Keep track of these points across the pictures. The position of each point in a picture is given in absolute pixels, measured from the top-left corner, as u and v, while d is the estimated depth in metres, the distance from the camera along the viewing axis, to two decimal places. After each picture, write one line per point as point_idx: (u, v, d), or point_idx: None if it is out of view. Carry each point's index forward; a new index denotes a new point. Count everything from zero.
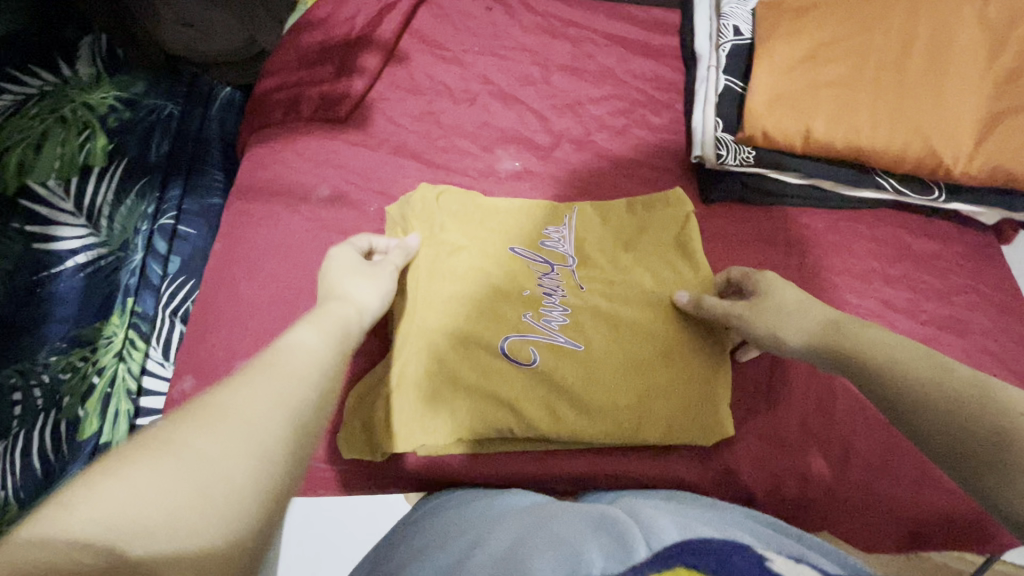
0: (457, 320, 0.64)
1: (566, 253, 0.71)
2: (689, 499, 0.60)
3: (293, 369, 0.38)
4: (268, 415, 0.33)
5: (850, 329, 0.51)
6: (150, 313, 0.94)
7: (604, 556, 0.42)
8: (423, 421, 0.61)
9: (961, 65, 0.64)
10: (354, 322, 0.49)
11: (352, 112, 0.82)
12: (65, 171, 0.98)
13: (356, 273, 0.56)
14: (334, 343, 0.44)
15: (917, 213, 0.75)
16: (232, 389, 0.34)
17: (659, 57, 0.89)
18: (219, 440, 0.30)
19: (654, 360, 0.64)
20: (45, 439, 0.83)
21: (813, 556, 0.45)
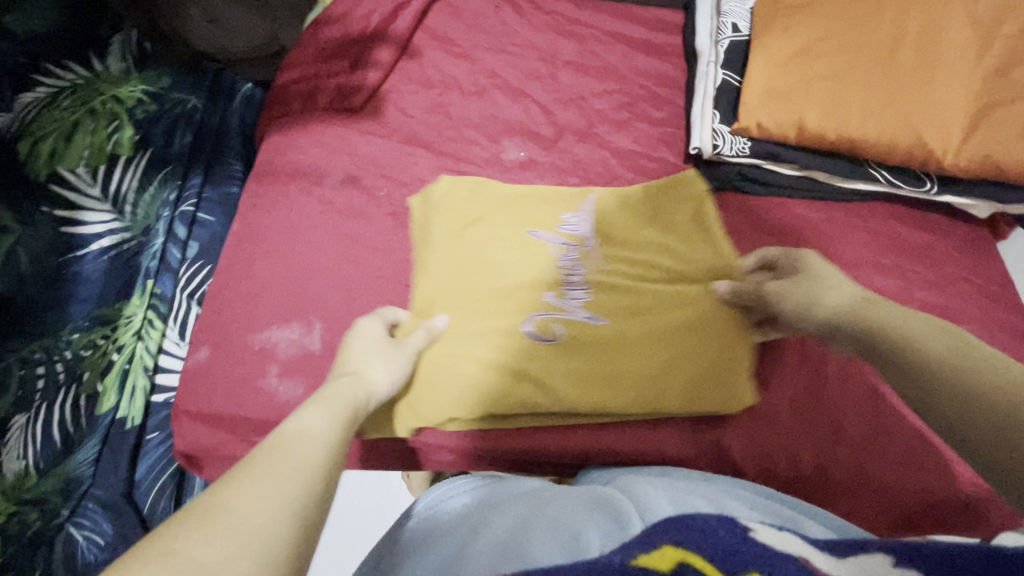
0: (483, 301, 0.67)
1: (584, 234, 0.72)
2: (682, 475, 0.61)
3: (292, 455, 0.38)
4: (269, 511, 0.33)
5: (877, 308, 0.49)
6: (168, 295, 0.99)
7: (603, 536, 0.48)
8: (452, 397, 0.64)
9: (951, 58, 0.67)
10: (356, 402, 0.49)
11: (365, 103, 0.87)
12: (95, 160, 1.04)
13: (381, 359, 0.57)
14: (338, 426, 0.44)
15: (910, 206, 0.77)
16: (232, 489, 0.33)
17: (661, 55, 0.93)
18: (219, 542, 0.30)
19: (654, 337, 0.66)
20: (65, 412, 0.86)
21: (797, 524, 0.51)
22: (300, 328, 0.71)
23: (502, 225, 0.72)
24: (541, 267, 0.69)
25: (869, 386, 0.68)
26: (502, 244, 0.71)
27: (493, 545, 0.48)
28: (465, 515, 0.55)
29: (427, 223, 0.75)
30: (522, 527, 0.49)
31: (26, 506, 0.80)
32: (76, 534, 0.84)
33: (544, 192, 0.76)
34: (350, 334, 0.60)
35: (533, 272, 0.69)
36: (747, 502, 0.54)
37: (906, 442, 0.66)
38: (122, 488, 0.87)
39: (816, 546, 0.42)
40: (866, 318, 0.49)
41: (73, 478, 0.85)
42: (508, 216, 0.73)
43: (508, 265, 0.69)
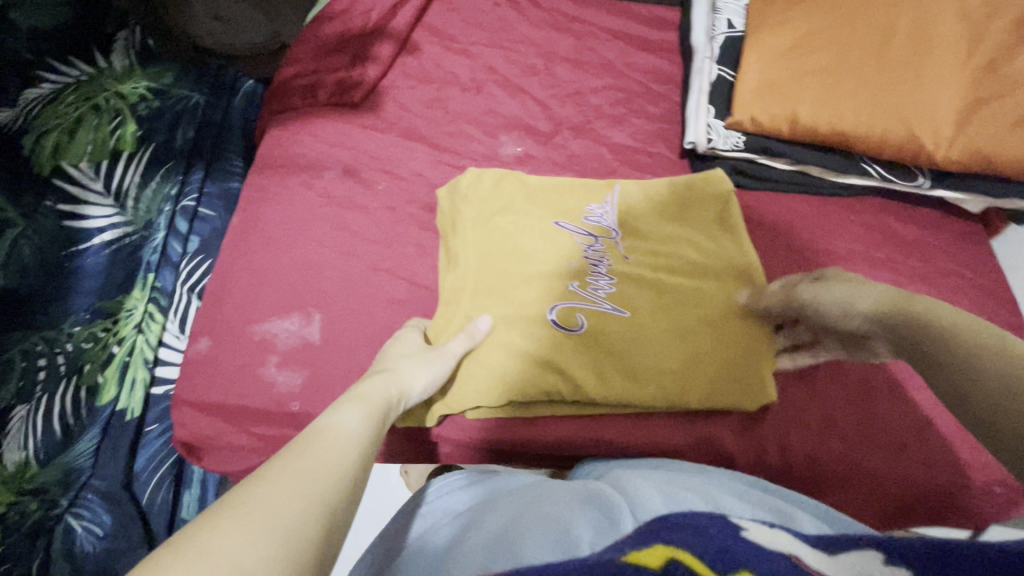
0: (507, 289, 0.68)
1: (609, 225, 0.73)
2: (675, 467, 0.61)
3: (326, 454, 0.38)
4: (301, 509, 0.33)
5: (911, 302, 0.50)
6: (169, 288, 0.99)
7: (592, 532, 0.46)
8: (475, 384, 0.64)
9: (941, 53, 0.68)
10: (386, 402, 0.51)
11: (365, 98, 0.87)
12: (97, 155, 1.05)
13: (420, 365, 0.58)
14: (370, 430, 0.45)
15: (902, 201, 0.78)
16: (264, 489, 0.33)
17: (657, 52, 0.93)
18: (255, 536, 0.30)
19: (647, 331, 0.67)
20: (65, 403, 0.86)
21: (796, 518, 0.49)
22: (299, 319, 0.72)
23: (528, 214, 0.73)
24: (568, 256, 0.70)
25: (862, 378, 0.69)
26: (498, 235, 0.72)
27: (486, 540, 0.47)
28: (469, 512, 0.55)
29: (453, 213, 0.75)
30: (515, 522, 0.48)
31: (26, 496, 0.80)
32: (75, 524, 0.83)
33: (569, 185, 0.76)
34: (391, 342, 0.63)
35: (530, 263, 0.69)
36: (743, 496, 0.53)
37: (897, 434, 0.67)
38: (121, 480, 0.86)
39: (808, 544, 0.41)
40: (902, 309, 0.50)
41: (72, 469, 0.85)
42: (528, 206, 0.74)
43: (533, 255, 0.70)
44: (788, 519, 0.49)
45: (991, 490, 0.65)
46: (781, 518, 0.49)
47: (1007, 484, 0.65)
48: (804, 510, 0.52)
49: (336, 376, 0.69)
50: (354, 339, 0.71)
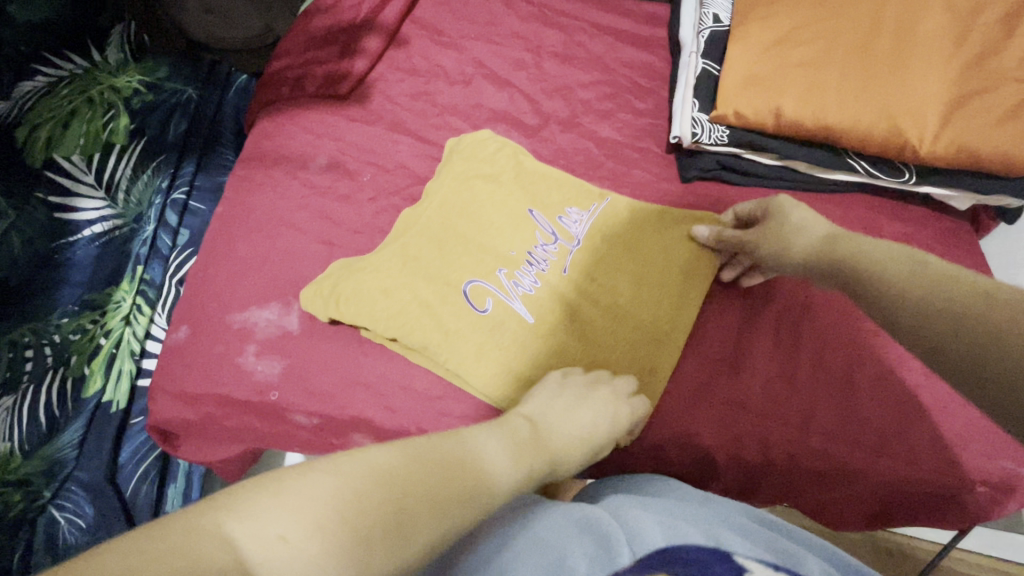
0: (458, 261, 0.70)
1: (576, 234, 0.73)
2: (678, 492, 0.59)
3: (461, 465, 0.42)
4: (426, 485, 0.39)
5: (843, 242, 0.56)
6: (157, 281, 0.99)
7: (588, 559, 0.44)
8: (400, 313, 0.66)
9: (925, 48, 0.70)
10: (530, 431, 0.52)
11: (353, 90, 0.87)
12: (89, 147, 1.02)
13: (580, 404, 0.57)
14: (510, 461, 0.47)
15: (889, 198, 0.78)
16: (407, 453, 0.41)
17: (646, 47, 0.93)
18: (380, 490, 0.37)
19: (614, 335, 0.67)
20: (50, 397, 0.84)
21: (801, 556, 0.47)
22: (278, 308, 0.71)
23: (507, 198, 0.74)
24: (517, 249, 0.71)
25: (842, 374, 0.68)
26: (473, 226, 0.72)
27: (475, 564, 0.46)
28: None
29: (444, 168, 0.78)
30: (511, 548, 0.46)
31: (12, 486, 0.78)
32: (59, 516, 0.82)
33: (545, 178, 0.77)
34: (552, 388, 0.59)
35: (490, 261, 0.70)
36: (746, 531, 0.51)
37: (881, 432, 0.66)
38: (105, 472, 0.85)
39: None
40: (835, 246, 0.57)
41: (56, 461, 0.83)
42: (498, 205, 0.74)
43: (495, 237, 0.72)
44: (793, 559, 0.47)
45: (974, 490, 0.64)
46: (787, 559, 0.46)
47: (991, 484, 0.64)
48: (812, 554, 0.49)
49: (310, 366, 0.68)
50: (332, 329, 0.71)
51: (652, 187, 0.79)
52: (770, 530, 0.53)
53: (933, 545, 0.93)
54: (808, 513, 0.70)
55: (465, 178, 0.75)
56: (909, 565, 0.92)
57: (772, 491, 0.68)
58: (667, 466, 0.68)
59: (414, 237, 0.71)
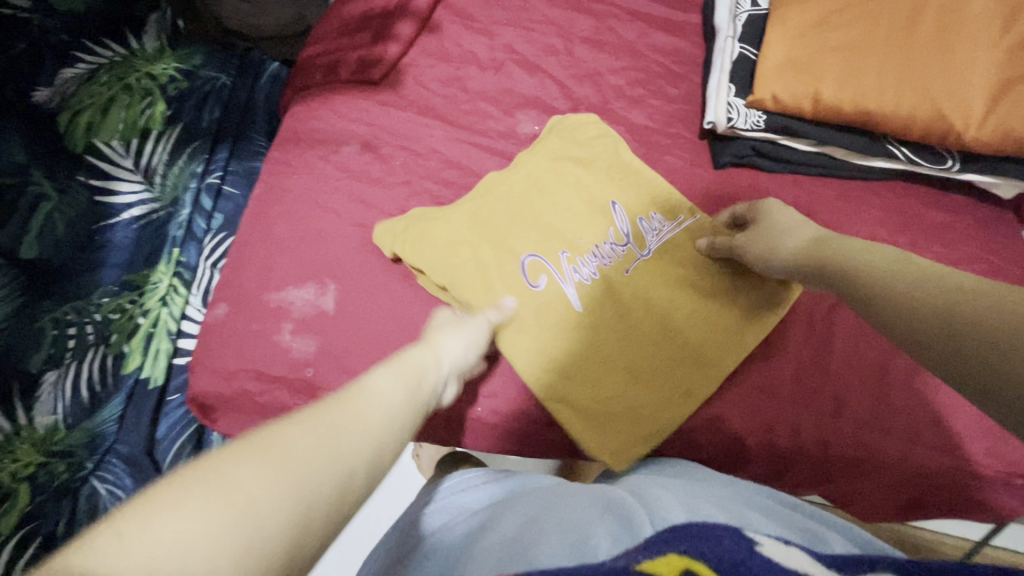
0: (513, 236, 0.70)
1: (648, 243, 0.70)
2: (704, 476, 0.60)
3: (355, 410, 0.37)
4: (322, 440, 0.33)
5: (833, 244, 0.55)
6: (192, 263, 1.03)
7: (610, 540, 0.44)
8: (453, 271, 0.68)
9: (971, 32, 0.68)
10: (429, 371, 0.49)
11: (385, 76, 0.88)
12: (128, 133, 1.04)
13: (454, 328, 0.58)
14: (407, 395, 0.43)
15: (927, 186, 0.77)
16: (304, 427, 0.34)
17: (679, 32, 0.92)
18: (262, 477, 0.30)
19: (663, 330, 0.66)
20: (92, 371, 0.88)
21: (824, 535, 0.48)
22: (314, 288, 0.73)
23: (587, 187, 0.73)
24: (577, 235, 0.70)
25: (875, 363, 0.67)
26: (512, 206, 0.72)
27: (498, 541, 0.46)
28: (482, 511, 0.56)
29: (539, 142, 0.79)
30: (530, 525, 0.47)
31: (55, 457, 0.81)
32: (99, 487, 0.84)
33: (605, 163, 0.75)
34: (428, 323, 0.61)
35: (552, 237, 0.70)
36: (767, 511, 0.52)
37: (916, 422, 0.65)
38: (144, 445, 0.89)
39: (824, 562, 0.37)
40: (825, 246, 0.55)
41: (98, 433, 0.87)
42: (538, 187, 0.73)
43: (553, 219, 0.71)
44: (820, 538, 0.47)
45: (1011, 482, 0.64)
46: (814, 538, 0.47)
47: None
48: (836, 533, 0.50)
49: (344, 344, 0.71)
50: (367, 309, 0.72)
51: (684, 173, 0.78)
52: (794, 511, 0.53)
53: (961, 541, 0.92)
54: (838, 502, 0.70)
55: (549, 151, 0.76)
56: None
57: (804, 481, 0.67)
58: (696, 452, 0.68)
59: (480, 198, 0.73)
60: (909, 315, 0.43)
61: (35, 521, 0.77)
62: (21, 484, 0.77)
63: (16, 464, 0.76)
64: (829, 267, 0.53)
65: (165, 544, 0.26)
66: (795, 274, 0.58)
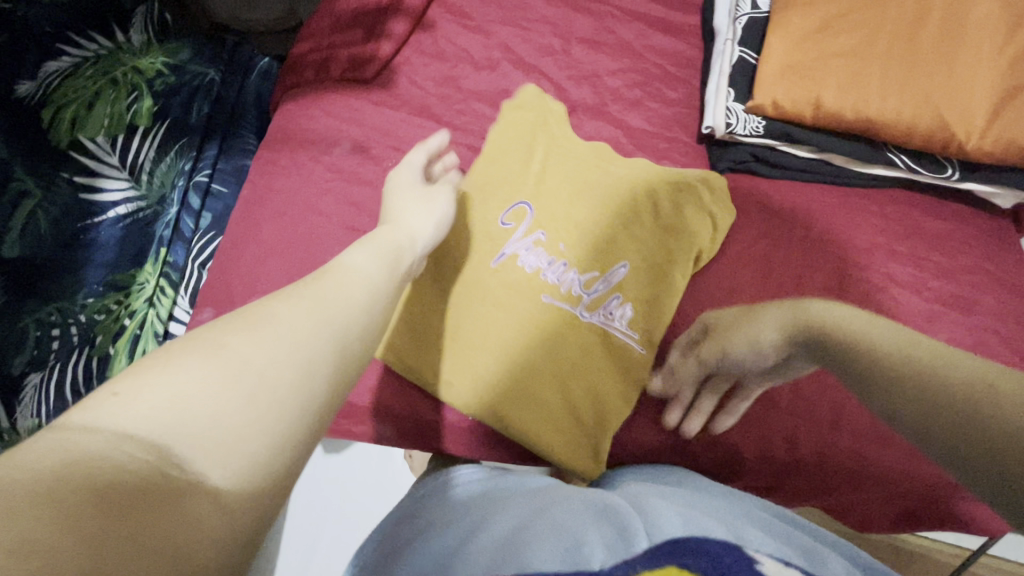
0: (542, 217, 0.70)
1: (592, 317, 0.67)
2: (700, 485, 0.59)
3: (333, 288, 0.39)
4: (307, 310, 0.35)
5: (814, 315, 0.46)
6: (180, 264, 1.02)
7: (603, 549, 0.42)
8: (493, 207, 0.71)
9: (976, 38, 0.67)
10: (403, 243, 0.53)
11: (378, 75, 0.86)
12: (114, 128, 0.99)
13: (424, 203, 0.62)
14: (385, 268, 0.46)
15: (927, 194, 0.76)
16: (288, 300, 0.36)
17: (678, 33, 0.91)
18: (257, 344, 0.31)
19: (588, 364, 0.66)
20: (76, 376, 0.86)
21: (824, 551, 0.46)
22: None
23: (602, 213, 0.70)
24: (557, 238, 0.69)
25: None
26: (486, 209, 0.71)
27: (488, 544, 0.45)
28: (473, 508, 0.55)
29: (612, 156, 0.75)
30: (522, 530, 0.46)
31: None
32: None
33: (608, 175, 0.71)
34: (388, 184, 0.66)
35: (550, 222, 0.70)
36: (764, 525, 0.50)
37: None
38: None
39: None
40: (804, 320, 0.47)
41: None
42: (574, 186, 0.71)
43: (578, 217, 0.70)
44: (817, 553, 0.46)
45: None
46: (813, 552, 0.46)
47: None
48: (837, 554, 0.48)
49: None
50: None
51: None
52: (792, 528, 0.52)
53: (955, 548, 0.92)
54: (832, 512, 0.69)
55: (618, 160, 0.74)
56: (928, 568, 0.92)
57: (799, 493, 0.67)
58: (692, 463, 0.67)
59: (540, 163, 0.73)
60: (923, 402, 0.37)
61: None
62: None
63: None
64: (832, 341, 0.44)
65: (173, 399, 0.28)
66: (790, 356, 0.49)
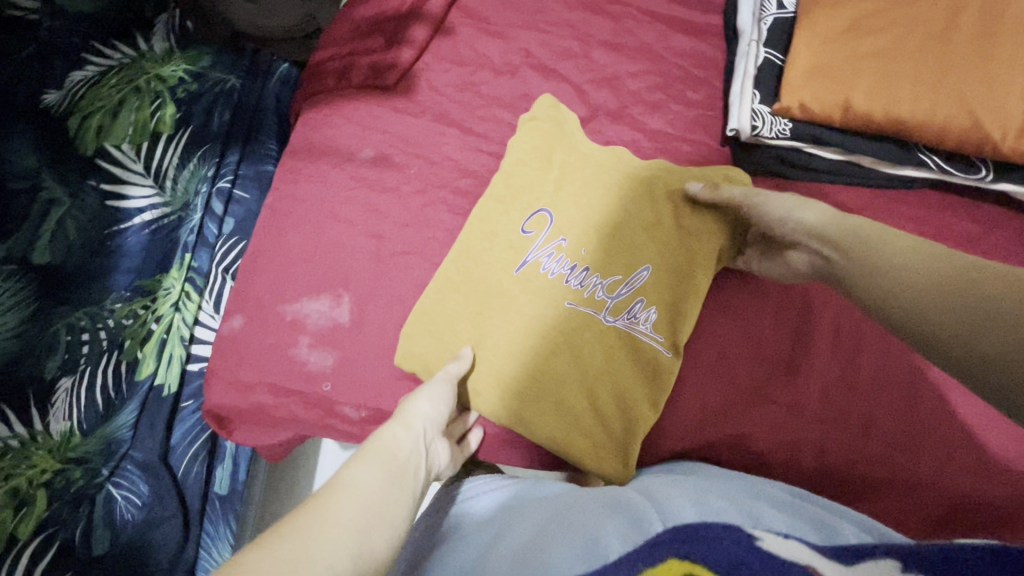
0: (563, 220, 0.70)
1: (617, 322, 0.66)
2: (712, 474, 0.60)
3: (320, 523, 0.37)
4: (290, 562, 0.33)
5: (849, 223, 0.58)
6: (204, 269, 1.00)
7: (620, 539, 0.43)
8: (511, 214, 0.72)
9: (1013, 36, 0.65)
10: (403, 447, 0.51)
11: (399, 81, 0.86)
12: (138, 136, 1.01)
13: (420, 393, 0.61)
14: (382, 485, 0.44)
15: (959, 196, 0.74)
16: (271, 549, 0.34)
17: (699, 34, 0.90)
18: None
19: (609, 367, 0.66)
20: (107, 378, 0.87)
21: (836, 522, 0.48)
22: (329, 300, 0.72)
23: (621, 211, 0.69)
24: (578, 243, 0.69)
25: (905, 381, 0.66)
26: (504, 216, 0.72)
27: (509, 552, 0.45)
28: (492, 521, 0.54)
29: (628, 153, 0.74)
30: (542, 535, 0.46)
31: (71, 463, 0.81)
32: (114, 493, 0.84)
33: (625, 177, 0.71)
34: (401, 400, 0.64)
35: (569, 226, 0.70)
36: (777, 503, 0.51)
37: (946, 443, 0.64)
38: (158, 451, 0.87)
39: (825, 554, 0.38)
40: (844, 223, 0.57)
41: (113, 440, 0.86)
42: (590, 185, 0.71)
43: (599, 215, 0.69)
44: (827, 525, 0.47)
45: None
46: (824, 525, 0.47)
47: None
48: (846, 522, 0.49)
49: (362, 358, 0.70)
50: (383, 322, 0.72)
51: None
52: (803, 502, 0.53)
53: None
54: None
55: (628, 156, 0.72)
56: None
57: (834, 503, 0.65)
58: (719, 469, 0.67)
59: (555, 164, 0.74)
60: (908, 267, 0.49)
61: (52, 527, 0.78)
62: (37, 490, 0.77)
63: (32, 470, 0.77)
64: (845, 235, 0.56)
65: None
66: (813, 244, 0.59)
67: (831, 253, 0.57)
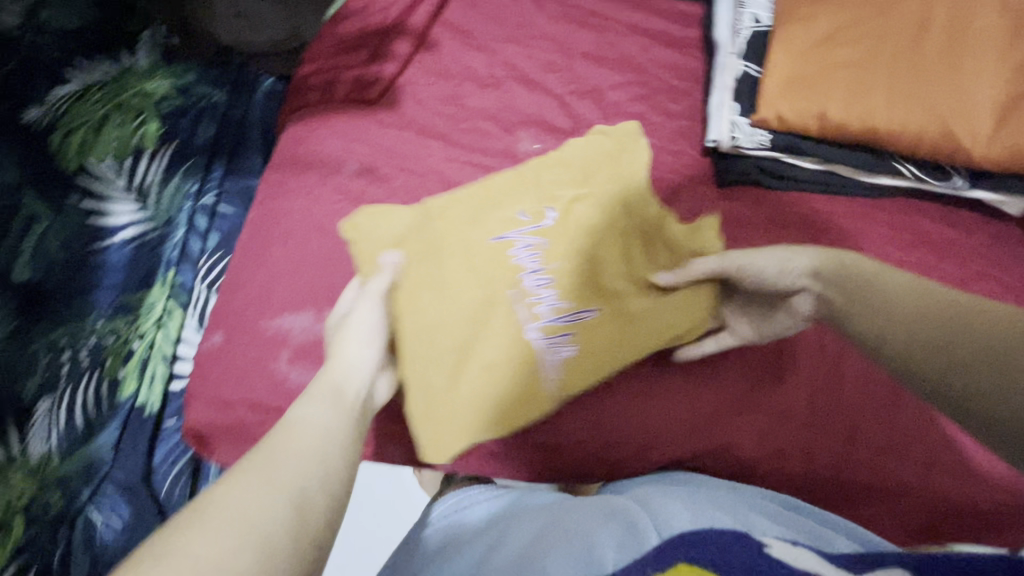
0: (563, 221, 0.68)
1: (538, 347, 0.64)
2: (703, 483, 0.60)
3: (283, 453, 0.41)
4: (259, 495, 0.37)
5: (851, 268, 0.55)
6: (189, 285, 0.95)
7: (616, 547, 0.43)
8: (515, 199, 0.71)
9: (980, 47, 0.67)
10: (351, 378, 0.53)
11: (382, 95, 0.87)
12: (121, 152, 1.02)
13: (361, 308, 0.59)
14: (337, 413, 0.48)
15: (935, 202, 0.76)
16: (237, 487, 0.37)
17: (680, 47, 0.91)
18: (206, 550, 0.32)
19: (586, 362, 0.64)
20: (87, 399, 0.85)
21: (829, 534, 0.49)
22: (312, 314, 0.72)
23: (612, 218, 0.68)
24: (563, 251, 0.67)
25: (891, 387, 0.67)
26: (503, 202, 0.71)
27: (505, 562, 0.46)
28: (485, 529, 0.54)
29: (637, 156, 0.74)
30: (537, 543, 0.46)
31: (50, 487, 0.79)
32: (94, 518, 0.81)
33: (622, 186, 0.70)
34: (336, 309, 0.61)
35: (567, 231, 0.68)
36: (771, 512, 0.51)
37: (931, 450, 0.65)
38: (140, 472, 0.84)
39: (835, 563, 0.40)
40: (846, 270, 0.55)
41: (93, 462, 0.83)
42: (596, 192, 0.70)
43: (597, 221, 0.68)
44: (821, 538, 0.49)
45: None
46: (818, 539, 0.48)
47: None
48: (843, 536, 0.51)
49: None
50: None
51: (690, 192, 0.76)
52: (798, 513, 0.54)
53: None
54: None
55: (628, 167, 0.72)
56: None
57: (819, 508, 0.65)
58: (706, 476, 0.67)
59: (576, 170, 0.73)
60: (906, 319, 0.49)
61: (29, 552, 0.75)
62: (17, 516, 0.75)
63: (10, 493, 0.75)
64: (852, 279, 0.54)
65: None
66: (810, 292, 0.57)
67: (834, 298, 0.55)
